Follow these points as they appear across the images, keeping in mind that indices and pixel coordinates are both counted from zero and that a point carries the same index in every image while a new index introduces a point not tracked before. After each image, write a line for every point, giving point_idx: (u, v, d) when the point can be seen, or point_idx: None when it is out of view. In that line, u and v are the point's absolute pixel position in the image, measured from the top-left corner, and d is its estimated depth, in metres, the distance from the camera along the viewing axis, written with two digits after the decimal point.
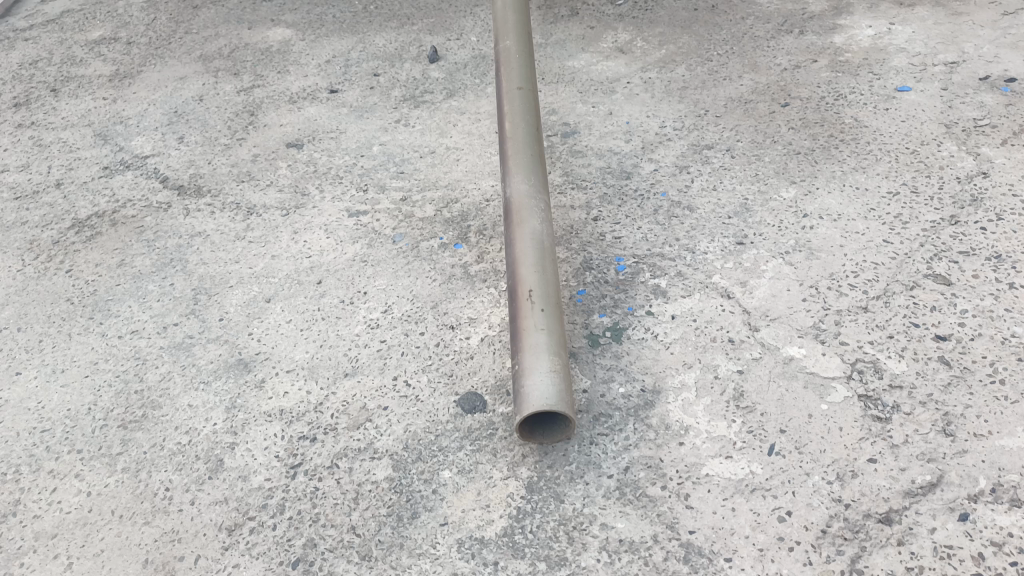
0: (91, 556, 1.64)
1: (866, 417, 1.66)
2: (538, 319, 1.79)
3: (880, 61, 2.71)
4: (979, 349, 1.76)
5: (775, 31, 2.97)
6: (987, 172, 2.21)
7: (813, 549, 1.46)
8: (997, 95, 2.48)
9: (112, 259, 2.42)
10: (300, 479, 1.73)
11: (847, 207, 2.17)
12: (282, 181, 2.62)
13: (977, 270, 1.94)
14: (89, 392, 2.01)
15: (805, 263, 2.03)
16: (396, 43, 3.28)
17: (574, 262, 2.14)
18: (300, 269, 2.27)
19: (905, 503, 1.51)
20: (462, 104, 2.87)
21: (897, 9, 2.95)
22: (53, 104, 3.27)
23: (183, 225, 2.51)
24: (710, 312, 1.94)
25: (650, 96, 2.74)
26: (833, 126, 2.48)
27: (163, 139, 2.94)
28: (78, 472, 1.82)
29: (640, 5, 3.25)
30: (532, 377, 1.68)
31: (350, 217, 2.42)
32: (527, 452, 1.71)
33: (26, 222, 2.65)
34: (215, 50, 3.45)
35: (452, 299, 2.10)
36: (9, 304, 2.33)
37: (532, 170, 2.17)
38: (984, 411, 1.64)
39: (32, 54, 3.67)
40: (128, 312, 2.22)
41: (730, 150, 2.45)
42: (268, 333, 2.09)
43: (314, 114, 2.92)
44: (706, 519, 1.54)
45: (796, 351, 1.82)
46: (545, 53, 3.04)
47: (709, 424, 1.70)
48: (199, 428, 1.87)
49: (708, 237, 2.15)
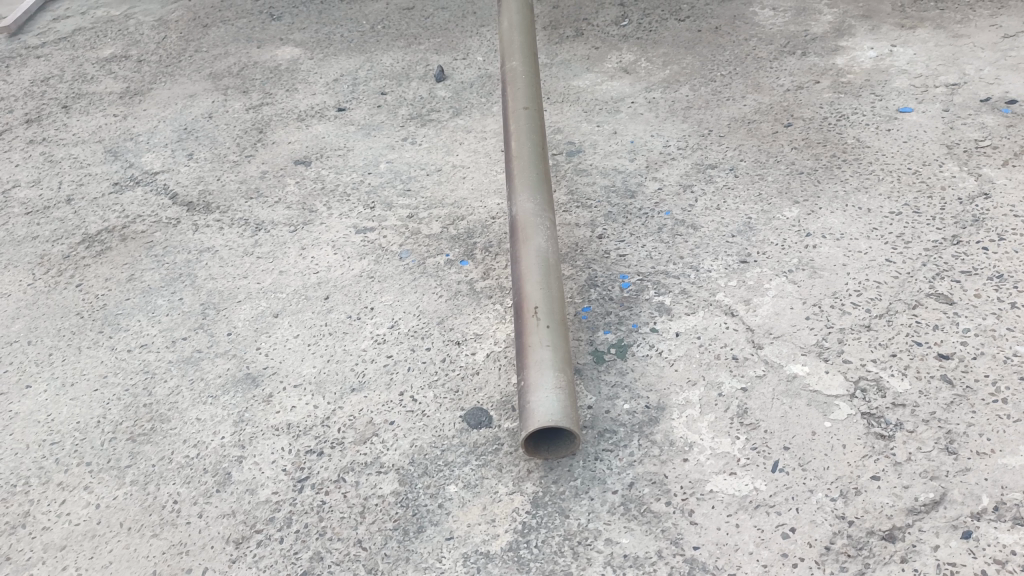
0: (99, 568, 1.66)
1: (869, 434, 1.68)
2: (544, 335, 1.81)
3: (881, 83, 2.74)
4: (981, 368, 1.77)
5: (778, 52, 3.01)
6: (988, 192, 2.23)
7: (817, 566, 1.47)
8: (999, 116, 2.51)
9: (122, 274, 2.45)
10: (307, 492, 1.74)
11: (849, 226, 2.20)
12: (290, 198, 2.65)
13: (979, 289, 1.95)
14: (98, 405, 2.03)
15: (808, 281, 2.05)
16: (404, 62, 3.33)
17: (578, 279, 2.16)
18: (308, 284, 2.30)
19: (908, 521, 1.52)
20: (468, 122, 2.90)
21: (899, 31, 2.99)
22: (65, 120, 3.32)
23: (193, 241, 2.54)
24: (714, 329, 1.96)
25: (655, 115, 2.77)
26: (835, 146, 2.51)
27: (173, 155, 2.97)
28: (87, 484, 1.83)
29: (644, 26, 3.29)
30: (538, 393, 1.70)
31: (358, 233, 2.45)
32: (533, 467, 1.73)
33: (38, 237, 2.68)
34: (225, 69, 3.50)
35: (458, 315, 2.12)
36: (20, 318, 2.36)
37: (538, 188, 2.20)
38: (987, 429, 1.65)
39: (44, 71, 3.73)
40: (138, 326, 2.25)
41: (732, 170, 2.48)
42: (276, 348, 2.11)
43: (322, 132, 2.96)
44: (710, 535, 1.55)
45: (799, 368, 1.83)
46: (551, 73, 3.09)
47: (713, 440, 1.71)
48: (207, 442, 1.88)
49: (712, 255, 2.17)
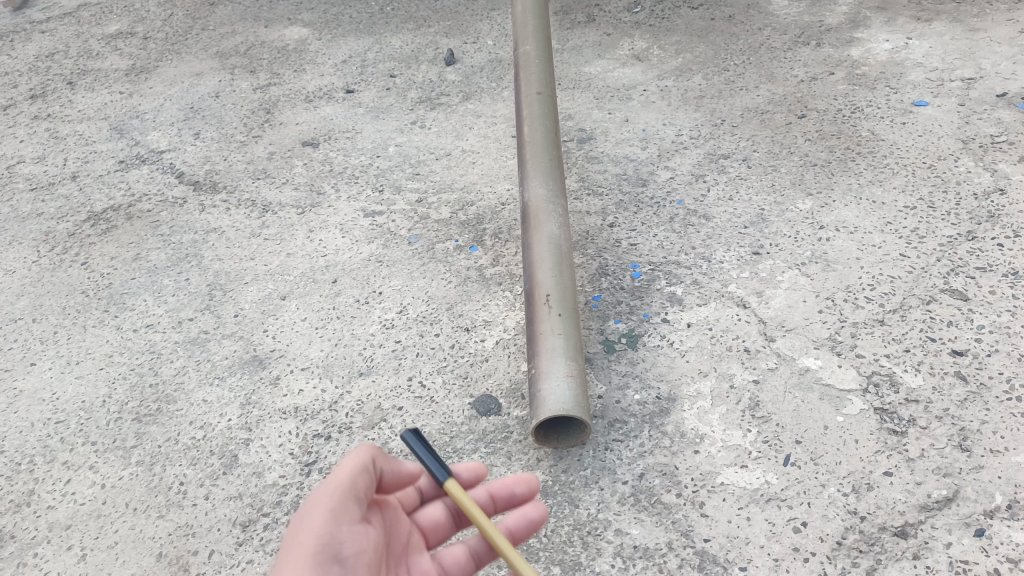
0: (105, 549, 1.65)
1: (882, 430, 1.66)
2: (555, 322, 1.80)
3: (897, 76, 2.71)
4: (995, 365, 1.76)
5: (792, 42, 2.97)
6: (1003, 188, 2.21)
7: (828, 561, 1.47)
8: (1015, 111, 2.49)
9: (128, 252, 2.43)
10: (314, 477, 1.73)
11: (863, 220, 2.18)
12: (298, 179, 2.63)
13: (993, 286, 1.94)
14: (104, 384, 2.01)
15: (821, 275, 2.03)
16: (413, 45, 3.29)
17: (589, 268, 2.14)
18: (315, 267, 2.28)
19: (921, 517, 1.51)
20: (478, 107, 2.87)
21: (915, 24, 2.96)
22: (69, 96, 3.28)
23: (199, 221, 2.52)
24: (726, 321, 1.94)
25: (667, 104, 2.74)
26: (849, 138, 2.48)
27: (179, 134, 2.94)
28: (93, 464, 1.82)
29: (657, 14, 3.25)
30: (549, 381, 1.68)
31: (366, 217, 2.43)
32: (542, 456, 1.71)
33: (42, 214, 2.66)
34: (232, 48, 3.45)
35: (467, 301, 2.10)
36: (24, 295, 2.34)
37: (550, 174, 2.18)
38: (1001, 427, 1.64)
39: (49, 46, 3.70)
40: (144, 305, 2.23)
41: (746, 160, 2.45)
42: (283, 330, 2.09)
43: (329, 114, 2.93)
44: (721, 527, 1.54)
45: (812, 362, 1.82)
46: (562, 59, 3.06)
47: (725, 432, 1.70)
48: (214, 424, 1.87)
49: (724, 246, 2.16)
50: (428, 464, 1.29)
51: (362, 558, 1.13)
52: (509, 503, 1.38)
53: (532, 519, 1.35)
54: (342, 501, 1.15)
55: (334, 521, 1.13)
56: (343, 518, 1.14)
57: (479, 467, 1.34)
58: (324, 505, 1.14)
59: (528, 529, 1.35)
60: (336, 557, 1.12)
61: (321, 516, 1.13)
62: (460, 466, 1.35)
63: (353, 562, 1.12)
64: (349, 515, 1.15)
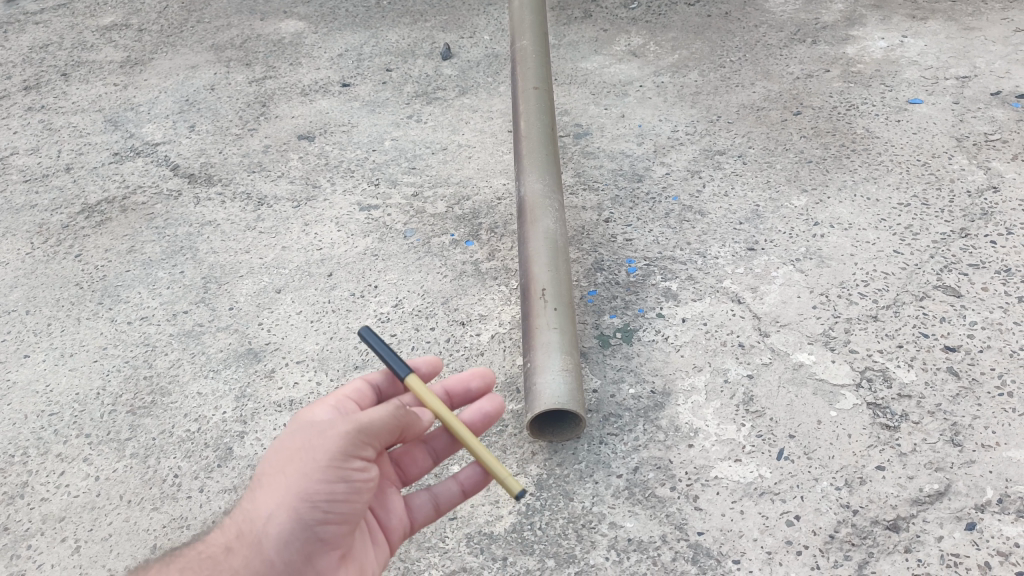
0: (99, 540, 1.65)
1: (874, 425, 1.68)
2: (551, 317, 1.80)
3: (892, 74, 2.72)
4: (987, 361, 1.77)
5: (788, 39, 2.98)
6: (997, 186, 2.23)
7: (821, 554, 1.48)
8: (1009, 110, 2.50)
9: (122, 245, 2.43)
10: None
11: (858, 217, 2.19)
12: (294, 173, 2.62)
13: (986, 283, 1.95)
14: (98, 376, 2.01)
15: (815, 271, 2.04)
16: (409, 39, 3.28)
17: (585, 263, 2.15)
18: (311, 261, 2.28)
19: (913, 511, 1.52)
20: (474, 102, 2.87)
21: (910, 22, 2.97)
22: (64, 88, 3.27)
23: (194, 214, 2.51)
24: (721, 316, 1.95)
25: (662, 100, 2.75)
26: (844, 135, 2.49)
27: (174, 126, 2.93)
28: (87, 456, 1.82)
29: (654, 10, 3.26)
30: (544, 375, 1.69)
31: (361, 211, 2.43)
32: (537, 449, 1.72)
33: (36, 205, 2.65)
34: (227, 41, 3.44)
35: (463, 295, 2.10)
36: (18, 287, 2.33)
37: (547, 169, 2.18)
38: (993, 422, 1.65)
39: (43, 38, 3.68)
40: (138, 298, 2.22)
41: (741, 157, 2.46)
42: (278, 324, 2.09)
43: (325, 107, 2.93)
44: (715, 521, 1.55)
45: (805, 357, 1.83)
46: (558, 54, 3.06)
47: (719, 427, 1.71)
48: (209, 416, 1.87)
49: (719, 241, 2.16)
50: (388, 364, 1.37)
51: (365, 489, 1.19)
52: (466, 399, 1.47)
53: (488, 413, 1.41)
54: (363, 436, 1.18)
55: (349, 453, 1.17)
56: (358, 452, 1.18)
57: (435, 361, 1.44)
58: (341, 433, 1.17)
59: (484, 421, 1.42)
60: (342, 481, 1.16)
61: (339, 440, 1.16)
62: (418, 361, 1.44)
63: (356, 490, 1.18)
64: (364, 450, 1.18)
